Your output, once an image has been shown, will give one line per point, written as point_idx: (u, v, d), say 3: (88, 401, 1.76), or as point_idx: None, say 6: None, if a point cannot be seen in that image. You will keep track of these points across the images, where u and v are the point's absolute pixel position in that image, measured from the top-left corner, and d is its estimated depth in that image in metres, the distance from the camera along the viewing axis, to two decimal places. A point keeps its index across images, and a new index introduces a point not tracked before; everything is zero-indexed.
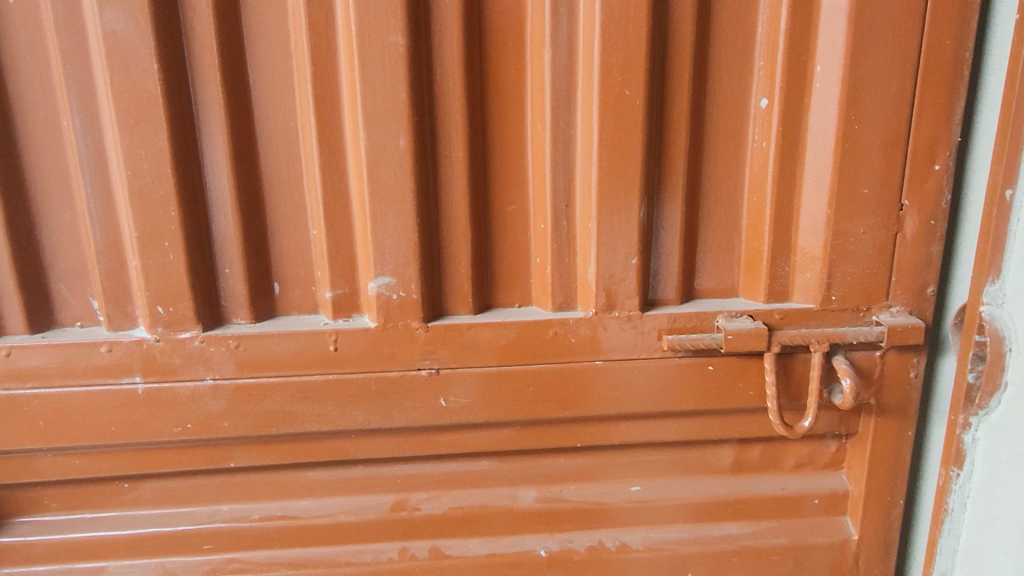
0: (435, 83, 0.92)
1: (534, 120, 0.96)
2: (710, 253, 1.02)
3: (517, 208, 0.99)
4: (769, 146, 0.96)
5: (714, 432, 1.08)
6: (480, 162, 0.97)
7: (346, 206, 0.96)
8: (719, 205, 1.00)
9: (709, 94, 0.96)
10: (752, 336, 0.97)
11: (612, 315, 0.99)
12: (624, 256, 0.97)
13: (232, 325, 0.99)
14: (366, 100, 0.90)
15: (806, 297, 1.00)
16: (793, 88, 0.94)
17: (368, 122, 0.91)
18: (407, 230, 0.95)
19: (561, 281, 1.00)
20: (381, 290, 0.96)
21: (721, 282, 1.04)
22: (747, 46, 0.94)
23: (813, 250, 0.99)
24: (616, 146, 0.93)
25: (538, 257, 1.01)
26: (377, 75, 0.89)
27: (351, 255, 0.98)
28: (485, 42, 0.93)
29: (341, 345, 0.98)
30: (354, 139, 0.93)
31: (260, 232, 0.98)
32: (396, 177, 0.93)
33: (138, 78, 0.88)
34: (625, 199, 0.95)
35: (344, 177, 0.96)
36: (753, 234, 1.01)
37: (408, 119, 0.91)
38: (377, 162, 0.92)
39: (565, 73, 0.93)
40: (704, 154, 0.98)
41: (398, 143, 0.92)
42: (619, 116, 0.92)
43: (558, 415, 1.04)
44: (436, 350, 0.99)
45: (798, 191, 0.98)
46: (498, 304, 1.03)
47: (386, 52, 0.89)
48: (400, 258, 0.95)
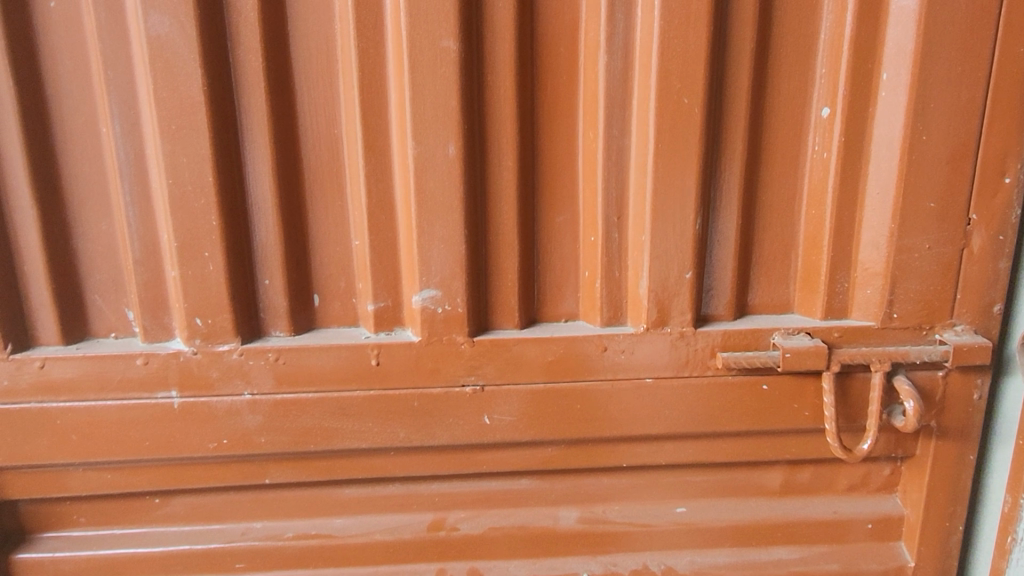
0: (487, 90, 0.89)
1: (585, 128, 0.93)
2: (764, 268, 0.99)
3: (566, 219, 0.96)
4: (830, 157, 0.93)
5: (765, 453, 1.04)
6: (529, 171, 0.94)
7: (391, 216, 0.93)
8: (775, 218, 0.96)
9: (768, 103, 0.92)
10: (811, 354, 0.94)
11: (664, 331, 0.96)
12: (677, 270, 0.94)
13: (271, 338, 0.96)
14: (415, 107, 0.87)
15: (865, 314, 0.97)
16: (856, 97, 0.90)
17: (418, 129, 0.88)
18: (454, 241, 0.92)
19: (611, 295, 0.97)
20: (427, 303, 0.93)
21: (775, 298, 1.00)
22: (808, 53, 0.91)
23: (874, 265, 0.95)
24: (673, 156, 0.90)
25: (587, 270, 0.98)
26: (427, 82, 0.86)
27: (395, 266, 0.95)
28: (537, 48, 0.90)
29: (383, 359, 0.95)
30: (401, 147, 0.90)
31: (301, 242, 0.95)
32: (444, 187, 0.90)
33: (181, 82, 0.86)
34: (680, 211, 0.92)
35: (389, 185, 0.93)
36: (810, 248, 0.97)
37: (458, 127, 0.88)
38: (425, 171, 0.89)
39: (620, 80, 0.89)
40: (761, 165, 0.94)
41: (448, 151, 0.89)
42: (676, 125, 0.89)
43: (605, 434, 1.00)
44: (481, 366, 0.96)
45: (860, 204, 0.94)
46: (544, 319, 1.00)
47: (437, 58, 0.86)
48: (447, 270, 0.92)
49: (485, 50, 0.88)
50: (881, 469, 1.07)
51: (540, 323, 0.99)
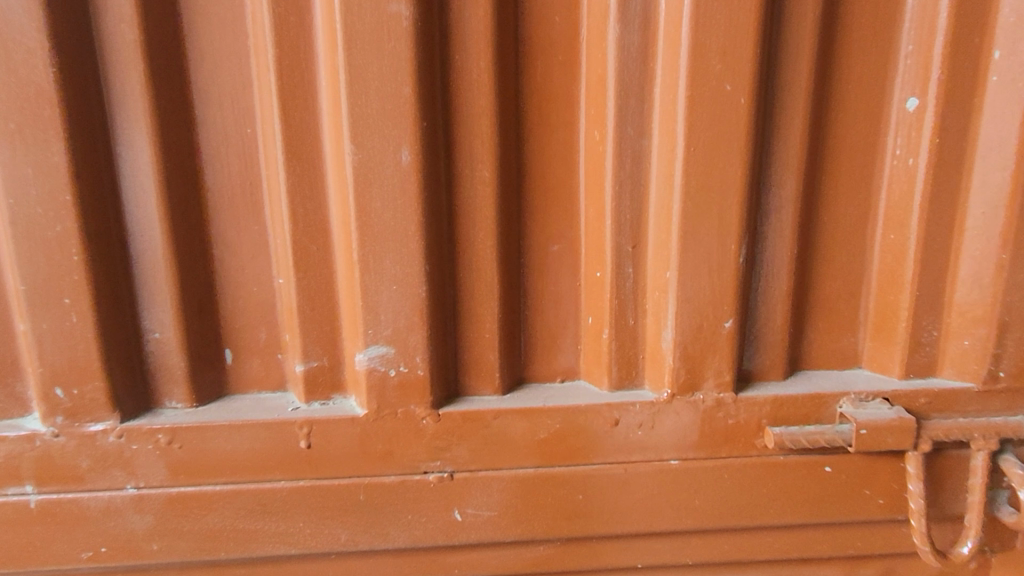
0: (454, 73, 0.65)
1: (588, 127, 0.69)
2: (823, 310, 0.75)
3: (561, 248, 0.72)
4: (919, 164, 0.69)
5: (824, 549, 0.79)
6: (513, 184, 0.69)
7: (324, 246, 0.68)
8: (838, 244, 0.73)
9: (834, 92, 0.69)
10: (893, 431, 0.70)
11: (693, 399, 0.71)
12: (713, 316, 0.70)
13: (164, 410, 0.71)
14: (354, 97, 0.63)
15: (960, 373, 0.73)
16: (957, 84, 0.66)
17: (358, 128, 0.63)
18: (411, 280, 0.67)
19: (623, 350, 0.73)
20: (375, 364, 0.69)
21: (838, 349, 0.76)
22: (890, 24, 0.67)
23: (974, 308, 0.71)
24: (708, 163, 0.66)
25: (591, 316, 0.73)
26: (370, 61, 0.62)
27: (332, 314, 0.70)
28: (522, 19, 0.66)
29: (317, 440, 0.70)
30: (335, 153, 0.65)
31: (205, 281, 0.71)
32: (396, 206, 0.65)
33: (20, 63, 0.61)
34: (717, 238, 0.68)
35: (321, 205, 0.68)
36: (885, 285, 0.73)
37: (414, 124, 0.64)
38: (370, 186, 0.65)
39: (636, 61, 0.65)
40: (822, 174, 0.71)
41: (400, 158, 0.64)
42: (714, 121, 0.65)
43: (617, 531, 0.76)
44: (449, 448, 0.71)
45: (955, 228, 0.70)
46: (534, 379, 0.76)
47: (384, 28, 0.61)
48: (402, 320, 0.68)
49: (450, 17, 0.63)
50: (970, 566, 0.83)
51: (529, 386, 0.75)
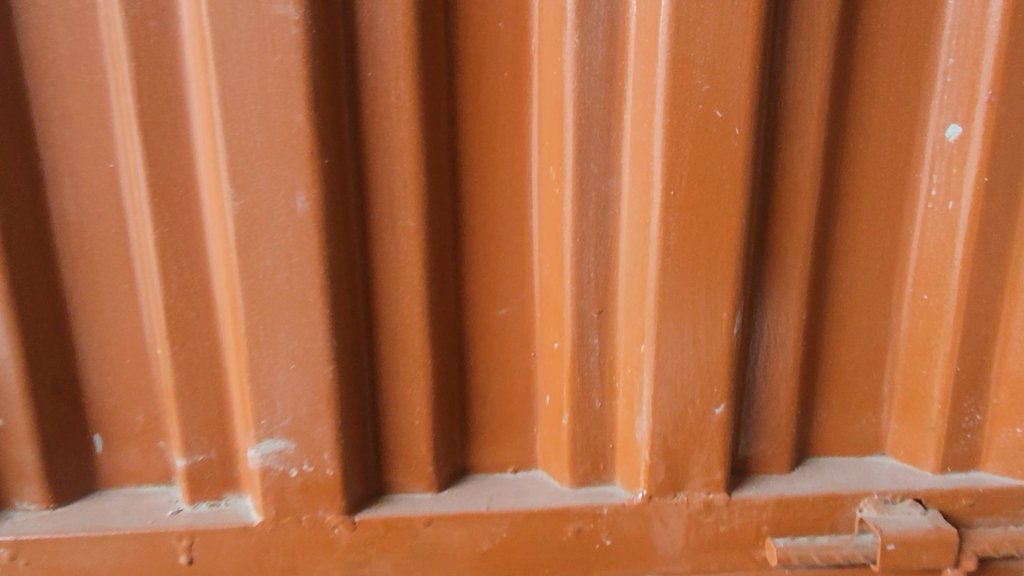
0: (366, 94, 0.50)
1: (541, 161, 0.54)
2: (838, 386, 0.60)
3: (511, 311, 0.58)
4: (962, 210, 0.54)
5: None
6: (449, 233, 0.55)
7: (205, 313, 0.54)
8: (858, 306, 0.58)
9: (852, 117, 0.54)
10: (928, 545, 0.56)
11: (674, 502, 0.57)
12: (700, 401, 0.55)
13: (13, 514, 0.57)
14: (231, 126, 0.48)
15: (1009, 467, 0.59)
16: (1013, 108, 0.52)
17: (238, 167, 0.49)
18: (313, 359, 0.52)
19: (588, 438, 0.58)
20: (270, 462, 0.54)
21: (856, 433, 0.62)
22: (924, 32, 0.53)
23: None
24: (694, 209, 0.51)
25: (548, 395, 0.59)
26: (250, 79, 0.47)
27: (219, 397, 0.56)
28: (456, 25, 0.52)
29: (202, 553, 0.56)
30: (212, 197, 0.51)
31: (61, 354, 0.56)
32: (291, 267, 0.50)
33: None
34: (705, 305, 0.53)
35: (199, 261, 0.53)
36: (916, 357, 0.59)
37: (312, 162, 0.49)
38: (256, 241, 0.50)
39: (600, 78, 0.51)
40: (837, 221, 0.56)
41: (294, 205, 0.49)
42: (700, 157, 0.50)
43: None
44: (369, 562, 0.57)
45: (1005, 288, 0.56)
46: (479, 470, 0.61)
47: (267, 36, 0.46)
48: (303, 409, 0.53)
49: (360, 22, 0.49)
50: None
51: (472, 480, 0.60)
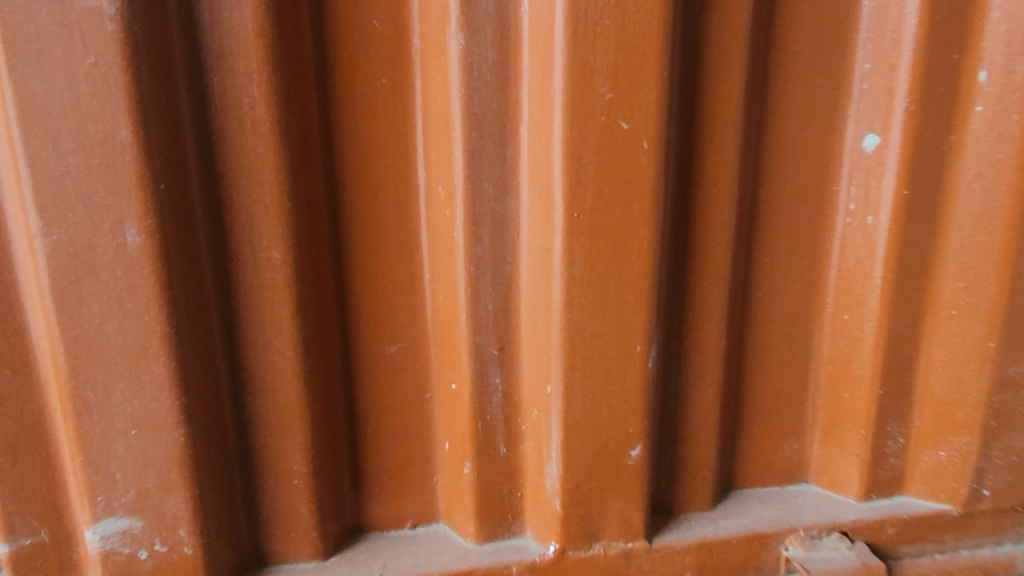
0: (210, 104, 0.42)
1: (428, 179, 0.47)
2: (758, 414, 0.56)
3: (402, 350, 0.50)
4: (883, 225, 0.51)
5: None
6: (325, 265, 0.47)
7: (23, 371, 0.44)
8: (777, 328, 0.54)
9: (768, 127, 0.50)
10: None
11: (589, 554, 0.52)
12: (615, 443, 0.50)
13: None
14: (34, 146, 0.39)
15: (934, 491, 0.56)
16: (930, 116, 0.48)
17: (49, 197, 0.39)
18: (160, 422, 0.44)
19: (494, 488, 0.52)
20: (112, 545, 0.45)
21: (779, 461, 0.58)
22: (842, 34, 0.49)
23: (952, 411, 0.54)
24: (600, 233, 0.45)
25: (446, 443, 0.52)
26: (55, 87, 0.38)
27: (49, 469, 0.46)
28: (322, 22, 0.44)
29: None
30: (20, 233, 0.41)
31: None
32: (124, 316, 0.42)
33: None
34: (616, 338, 0.48)
35: (11, 309, 0.43)
36: (837, 380, 0.55)
37: (144, 188, 0.40)
38: (78, 286, 0.41)
39: (490, 84, 0.44)
40: (754, 239, 0.52)
41: (124, 240, 0.41)
42: (605, 175, 0.45)
43: None
44: None
45: (930, 306, 0.53)
46: (373, 529, 0.54)
47: (73, 32, 0.37)
48: (151, 481, 0.44)
49: (199, 17, 0.40)
50: None
51: (364, 540, 0.53)
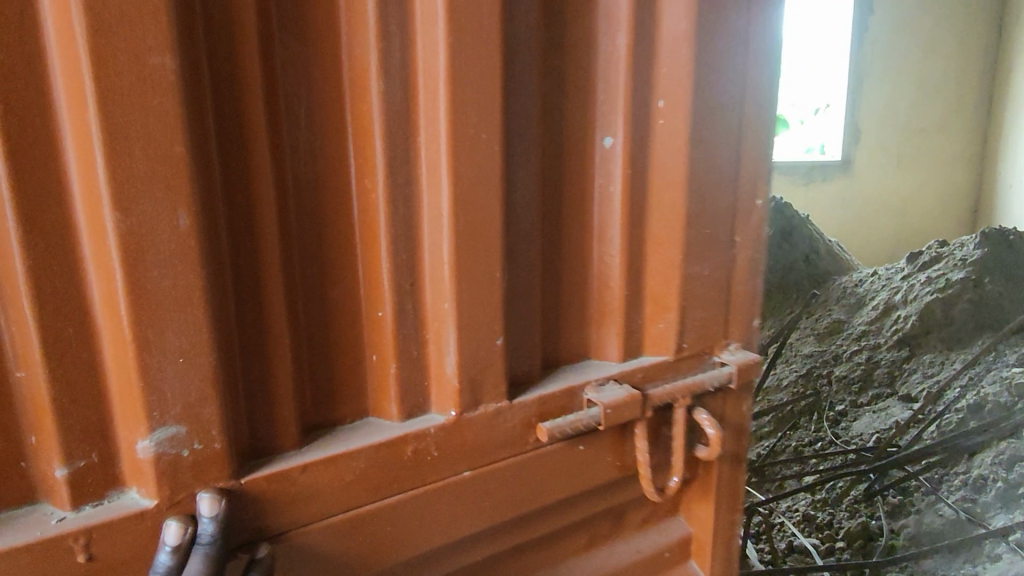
0: (224, 124, 0.62)
1: (358, 173, 0.71)
2: (560, 316, 0.89)
3: (343, 293, 0.73)
4: (617, 191, 0.86)
5: (582, 511, 0.94)
6: (293, 236, 0.69)
7: (83, 327, 0.59)
8: (569, 260, 0.87)
9: (553, 135, 0.82)
10: (626, 404, 0.87)
11: (476, 413, 0.79)
12: (487, 336, 0.78)
13: None
14: (113, 156, 0.55)
15: (659, 349, 0.94)
16: (636, 126, 0.85)
17: (125, 194, 0.56)
18: (200, 350, 0.62)
19: (410, 380, 0.77)
20: (163, 447, 0.62)
21: (574, 346, 0.91)
22: (588, 79, 0.83)
23: (663, 297, 0.92)
24: (475, 201, 0.73)
25: (375, 354, 0.76)
26: (130, 115, 0.55)
27: (102, 402, 0.61)
28: (288, 71, 0.65)
29: (99, 548, 0.61)
30: (92, 222, 0.57)
31: None
32: (177, 275, 0.59)
33: None
34: (484, 267, 0.76)
35: (77, 281, 0.58)
36: (602, 289, 0.90)
37: (191, 181, 0.59)
38: (143, 257, 0.58)
39: (399, 110, 0.69)
40: (551, 204, 0.84)
41: (176, 219, 0.59)
42: (474, 165, 0.73)
43: (423, 550, 0.80)
44: (256, 514, 0.68)
45: (647, 238, 0.90)
46: (326, 426, 0.75)
47: (145, 77, 0.55)
48: (192, 395, 0.62)
49: (217, 67, 0.61)
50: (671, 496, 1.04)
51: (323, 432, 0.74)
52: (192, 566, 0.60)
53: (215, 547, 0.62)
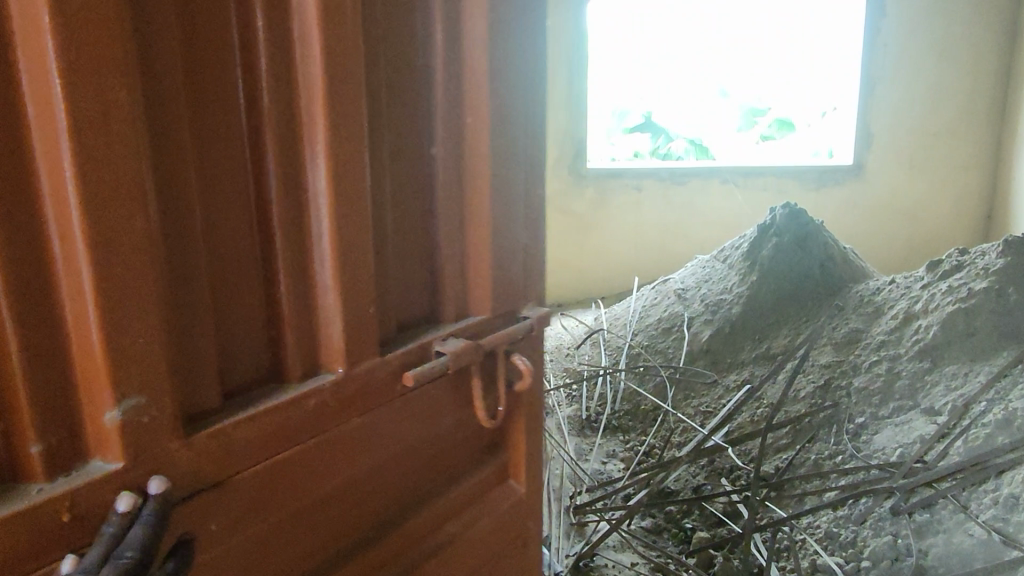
0: (155, 123, 0.70)
1: (254, 162, 0.81)
2: (404, 288, 1.05)
3: (250, 269, 0.83)
4: (433, 177, 1.05)
5: (437, 446, 1.11)
6: (212, 219, 0.78)
7: (43, 311, 0.65)
8: (402, 234, 1.02)
9: (388, 128, 0.97)
10: (467, 352, 1.03)
11: (359, 367, 0.92)
12: (365, 297, 0.91)
13: None
14: (83, 153, 0.62)
15: (476, 309, 1.13)
16: (446, 124, 1.04)
17: (93, 187, 0.63)
18: (151, 325, 0.70)
19: (300, 340, 0.89)
20: (129, 415, 0.69)
21: (411, 308, 1.06)
22: (410, 82, 0.99)
23: (477, 264, 1.12)
24: (345, 181, 0.86)
25: (273, 322, 0.87)
26: (94, 118, 0.62)
27: (58, 377, 0.67)
28: (204, 74, 0.75)
29: (83, 510, 0.67)
30: (59, 213, 0.63)
31: None
32: (138, 257, 0.67)
33: None
34: (363, 237, 0.90)
35: (37, 267, 0.64)
36: (425, 258, 1.07)
37: (145, 176, 0.67)
38: (111, 243, 0.65)
39: (282, 103, 0.81)
40: (391, 186, 0.99)
41: (136, 209, 0.66)
42: (349, 150, 0.86)
43: (319, 489, 0.91)
44: (202, 468, 0.76)
45: (461, 214, 1.09)
46: (237, 390, 0.85)
47: (105, 83, 0.63)
48: (150, 365, 0.70)
49: (145, 71, 0.69)
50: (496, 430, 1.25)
51: (241, 397, 0.84)
52: (133, 533, 0.66)
53: (158, 517, 0.67)
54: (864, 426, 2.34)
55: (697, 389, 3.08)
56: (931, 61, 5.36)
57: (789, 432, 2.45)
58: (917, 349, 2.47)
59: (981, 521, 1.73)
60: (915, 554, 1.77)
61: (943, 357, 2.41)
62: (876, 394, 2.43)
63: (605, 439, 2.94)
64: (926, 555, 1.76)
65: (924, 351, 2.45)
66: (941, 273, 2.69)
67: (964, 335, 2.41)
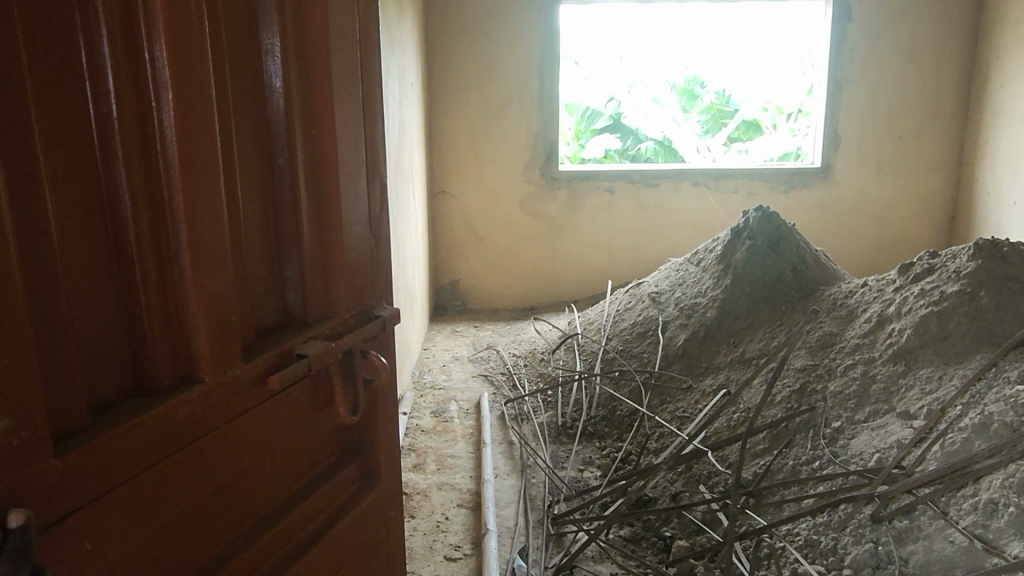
0: (9, 123, 0.65)
1: (104, 163, 0.77)
2: (262, 293, 1.04)
3: (107, 277, 0.79)
4: (298, 183, 1.05)
5: (309, 448, 1.12)
6: (65, 225, 0.74)
7: None
8: (258, 240, 1.02)
9: (238, 134, 0.96)
10: (326, 352, 1.05)
11: (227, 370, 0.90)
12: (223, 301, 0.90)
13: None
14: None
15: (338, 308, 1.15)
16: (299, 128, 1.04)
17: None
18: (19, 338, 0.65)
19: (162, 348, 0.85)
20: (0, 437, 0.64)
21: (270, 313, 1.06)
22: (260, 86, 0.99)
23: (337, 267, 1.13)
24: (195, 184, 0.84)
25: (134, 332, 0.83)
26: None
27: None
28: (52, 73, 0.70)
29: None
30: None
31: None
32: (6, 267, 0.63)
33: None
34: (219, 237, 0.88)
35: None
36: (284, 263, 1.07)
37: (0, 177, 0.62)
38: None
39: (130, 100, 0.77)
40: (245, 190, 0.98)
41: None
42: (199, 151, 0.84)
43: (205, 496, 0.90)
44: (78, 488, 0.72)
45: (322, 219, 1.10)
46: (102, 405, 0.80)
47: None
48: (13, 383, 0.65)
49: None
50: (362, 429, 1.27)
51: (108, 414, 0.79)
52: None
53: (19, 555, 0.63)
54: (841, 431, 2.34)
55: (673, 395, 3.07)
56: (898, 65, 5.43)
57: (768, 438, 2.45)
58: (891, 352, 2.48)
59: (962, 528, 1.73)
60: (896, 563, 1.77)
61: (918, 361, 2.40)
62: (852, 399, 2.43)
63: (582, 445, 2.93)
64: (907, 564, 1.76)
65: (898, 356, 2.45)
66: (915, 276, 2.71)
67: (937, 338, 2.42)
